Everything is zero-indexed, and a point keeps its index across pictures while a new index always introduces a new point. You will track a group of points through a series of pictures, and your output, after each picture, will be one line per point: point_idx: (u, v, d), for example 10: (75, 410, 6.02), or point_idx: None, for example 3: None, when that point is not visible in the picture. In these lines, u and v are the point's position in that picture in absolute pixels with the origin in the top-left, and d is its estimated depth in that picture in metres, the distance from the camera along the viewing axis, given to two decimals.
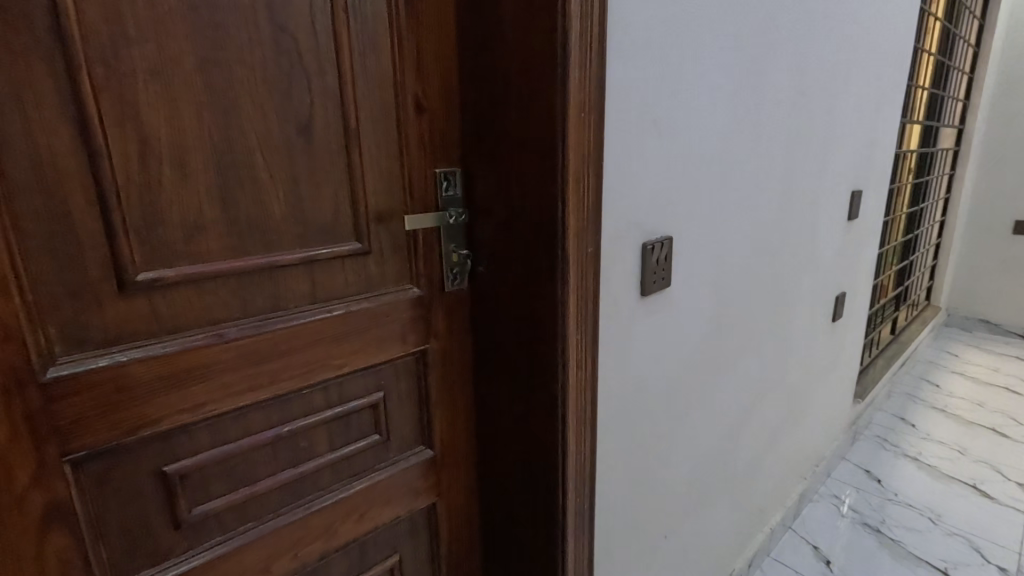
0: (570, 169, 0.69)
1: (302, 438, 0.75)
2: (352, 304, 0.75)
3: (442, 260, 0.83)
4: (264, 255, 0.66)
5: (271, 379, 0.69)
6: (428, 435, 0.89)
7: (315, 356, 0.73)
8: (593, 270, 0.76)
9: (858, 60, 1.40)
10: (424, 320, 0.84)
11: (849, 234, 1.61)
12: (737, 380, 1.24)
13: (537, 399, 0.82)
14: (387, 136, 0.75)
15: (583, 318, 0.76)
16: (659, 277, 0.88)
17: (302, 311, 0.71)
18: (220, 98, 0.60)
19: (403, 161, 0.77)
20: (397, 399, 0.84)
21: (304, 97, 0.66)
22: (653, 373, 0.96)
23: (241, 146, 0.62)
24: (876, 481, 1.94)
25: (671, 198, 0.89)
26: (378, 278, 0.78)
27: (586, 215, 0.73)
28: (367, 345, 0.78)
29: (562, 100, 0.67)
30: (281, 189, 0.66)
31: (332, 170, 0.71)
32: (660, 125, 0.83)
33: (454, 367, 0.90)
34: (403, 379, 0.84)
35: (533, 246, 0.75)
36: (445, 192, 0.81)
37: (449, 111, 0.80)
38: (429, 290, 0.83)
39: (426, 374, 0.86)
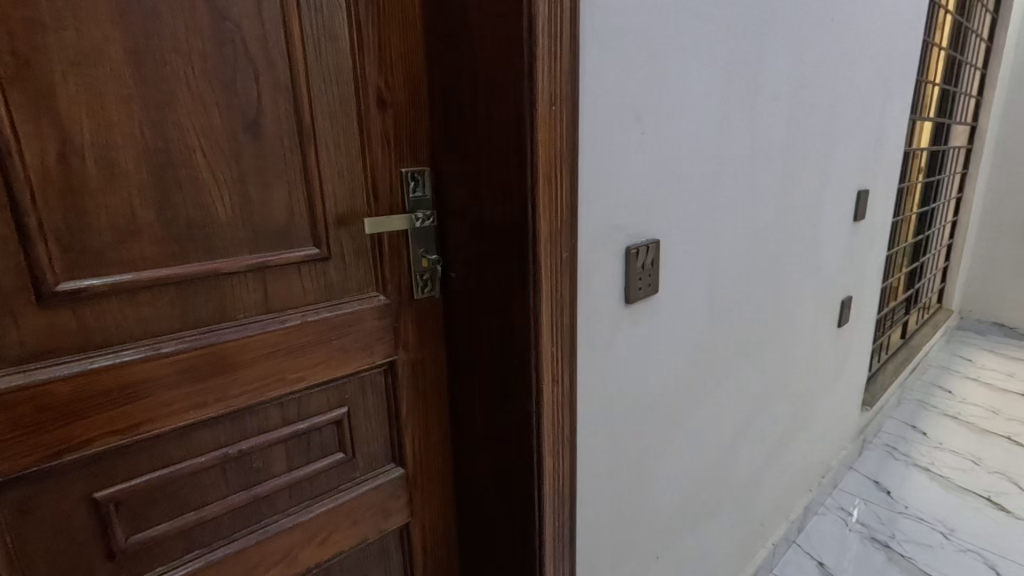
0: (541, 167, 0.64)
1: (256, 458, 0.69)
2: (311, 314, 0.70)
3: (411, 266, 0.78)
4: (209, 261, 0.61)
5: (218, 396, 0.64)
6: (400, 452, 0.84)
7: (269, 371, 0.67)
8: (570, 277, 0.70)
9: (863, 53, 1.34)
10: (392, 331, 0.78)
11: (855, 236, 1.54)
12: (735, 389, 1.17)
13: (512, 415, 0.76)
14: (347, 133, 0.69)
15: (558, 329, 0.70)
16: (645, 284, 0.82)
17: (253, 322, 0.65)
18: (154, 91, 0.55)
19: (365, 160, 0.71)
20: (364, 414, 0.79)
21: (251, 91, 0.61)
22: (641, 385, 0.89)
23: (179, 144, 0.57)
24: (886, 493, 1.86)
25: (658, 199, 0.82)
26: (339, 286, 0.72)
27: (561, 217, 0.67)
28: (329, 357, 0.73)
29: (531, 92, 0.62)
30: (226, 190, 0.61)
31: (285, 169, 0.65)
32: (644, 121, 0.77)
33: (426, 379, 0.84)
34: (370, 393, 0.79)
35: (503, 251, 0.69)
36: (413, 194, 0.76)
37: (416, 106, 0.74)
38: (396, 298, 0.78)
39: (396, 387, 0.81)
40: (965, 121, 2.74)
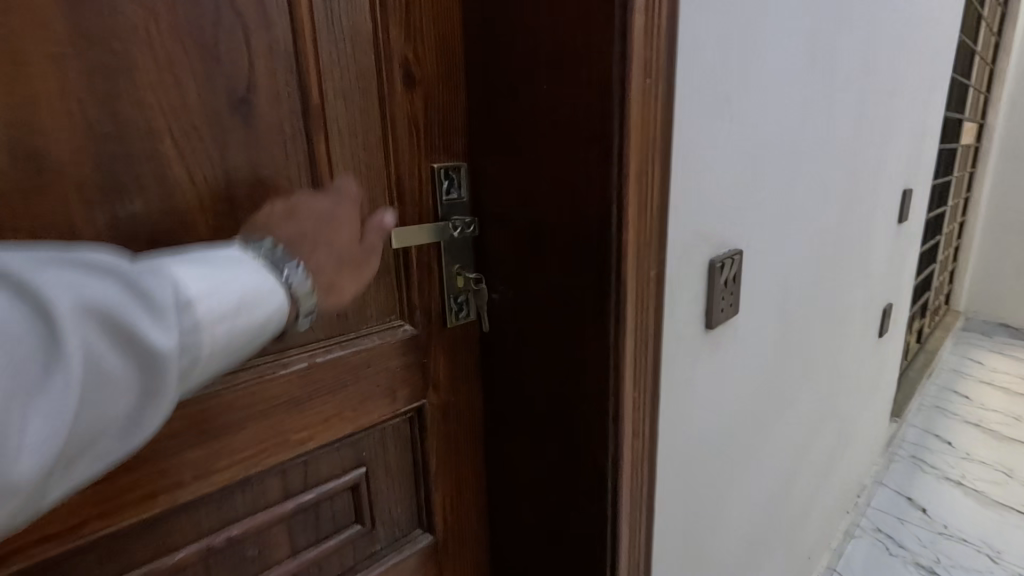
0: (632, 161, 0.48)
1: (251, 544, 0.53)
2: (319, 354, 0.54)
3: (443, 286, 0.62)
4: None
5: (197, 471, 0.48)
6: (427, 515, 0.68)
7: (267, 432, 0.51)
8: (656, 303, 0.55)
9: (918, 37, 1.21)
10: (421, 369, 0.62)
11: (898, 238, 1.42)
12: (795, 415, 1.04)
13: (576, 475, 0.60)
14: (366, 118, 0.53)
15: (642, 367, 0.55)
16: (727, 303, 0.68)
17: (245, 370, 0.49)
18: (102, 53, 0.39)
19: (389, 152, 0.55)
20: (385, 473, 0.63)
21: (239, 58, 0.45)
22: (714, 423, 0.75)
23: (140, 129, 0.41)
24: (921, 510, 1.74)
25: (738, 197, 0.67)
26: (356, 315, 0.56)
27: (649, 226, 0.52)
28: (343, 409, 0.56)
29: (621, 61, 0.46)
30: (208, 193, 0.45)
31: (287, 164, 0.49)
32: (732, 102, 0.62)
33: (457, 424, 0.68)
34: (392, 445, 0.63)
35: (570, 271, 0.54)
36: (447, 196, 0.60)
37: (450, 85, 0.59)
38: (425, 327, 0.62)
39: (424, 437, 0.65)
40: (976, 118, 2.67)
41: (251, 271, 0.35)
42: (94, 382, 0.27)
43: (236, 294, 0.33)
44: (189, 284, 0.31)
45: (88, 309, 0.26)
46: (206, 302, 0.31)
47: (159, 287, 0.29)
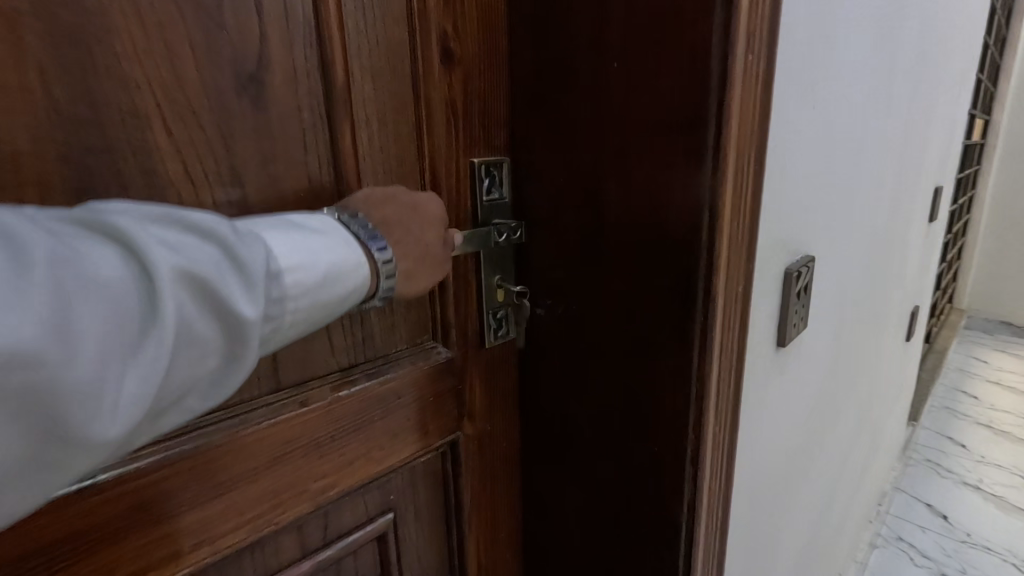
0: (733, 155, 0.39)
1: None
2: (343, 386, 0.45)
3: (482, 301, 0.53)
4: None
5: (198, 536, 0.39)
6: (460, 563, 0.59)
7: (281, 484, 0.42)
8: (741, 324, 0.46)
9: (962, 23, 1.13)
10: (455, 397, 0.54)
11: (928, 237, 1.36)
12: (839, 428, 0.96)
13: (639, 520, 0.52)
14: (398, 104, 0.45)
15: (724, 400, 0.47)
16: (800, 316, 0.60)
17: (254, 410, 0.40)
18: (75, 12, 0.31)
19: (423, 143, 0.47)
20: (415, 519, 0.54)
21: (247, 24, 0.36)
22: (777, 448, 0.67)
23: (124, 112, 0.33)
24: (942, 518, 1.70)
25: (814, 196, 0.59)
26: (384, 336, 0.47)
27: (742, 233, 0.43)
28: (369, 449, 0.48)
29: (724, 30, 0.37)
30: (210, 192, 0.37)
31: (304, 157, 0.41)
32: (818, 85, 0.53)
33: (493, 456, 0.60)
34: (422, 486, 0.54)
35: (643, 287, 0.45)
36: (487, 195, 0.52)
37: (494, 63, 0.50)
38: (461, 348, 0.53)
39: (458, 475, 0.56)
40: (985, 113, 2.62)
41: (339, 241, 0.34)
42: (183, 343, 0.26)
43: (320, 269, 0.32)
44: (280, 253, 0.31)
45: (183, 270, 0.26)
46: (294, 271, 0.31)
47: (252, 252, 0.29)
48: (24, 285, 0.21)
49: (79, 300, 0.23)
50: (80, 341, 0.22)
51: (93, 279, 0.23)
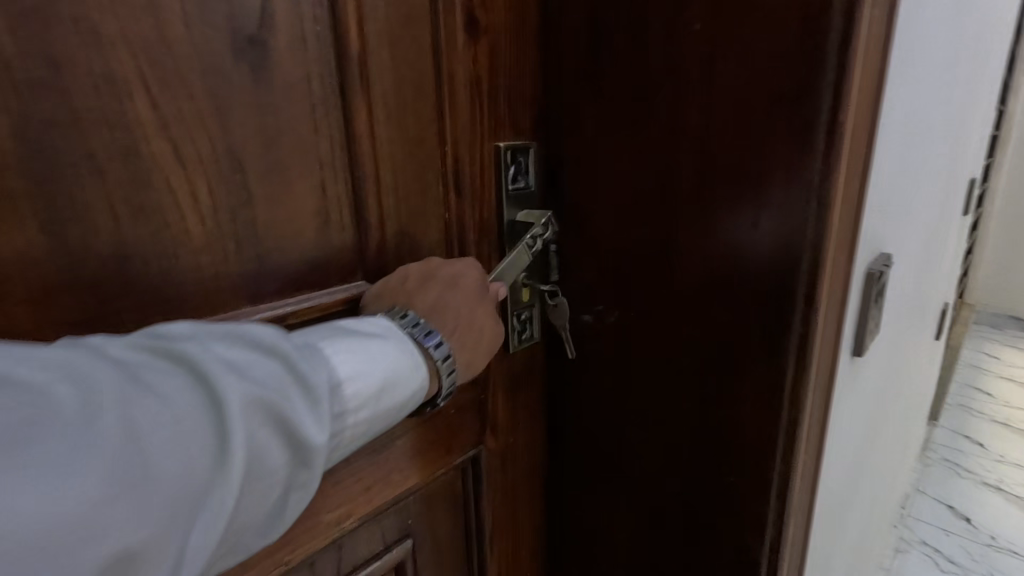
0: (849, 132, 0.33)
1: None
2: None
3: (506, 303, 0.47)
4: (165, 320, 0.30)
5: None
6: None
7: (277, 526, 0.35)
8: (835, 335, 0.40)
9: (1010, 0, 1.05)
10: (477, 407, 0.47)
11: (961, 230, 1.29)
12: (883, 437, 0.90)
13: (707, 557, 0.46)
14: (418, 74, 0.38)
15: (816, 422, 0.40)
16: (876, 321, 0.52)
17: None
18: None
19: (444, 125, 0.40)
20: (435, 548, 0.47)
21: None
22: (842, 469, 0.60)
23: (98, 76, 0.26)
24: (965, 520, 1.65)
25: (895, 185, 0.51)
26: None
27: (847, 227, 0.37)
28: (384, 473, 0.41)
29: None
30: (206, 178, 0.30)
31: (314, 139, 0.34)
32: (912, 54, 0.46)
33: (517, 471, 0.53)
34: (442, 510, 0.47)
35: (726, 289, 0.39)
36: (514, 183, 0.45)
37: (522, 34, 0.43)
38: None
39: (481, 493, 0.49)
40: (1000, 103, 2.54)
41: (397, 345, 0.32)
42: (249, 478, 0.25)
43: (383, 378, 0.30)
44: (344, 367, 0.29)
45: (251, 403, 0.24)
46: (357, 383, 0.29)
47: (315, 371, 0.27)
48: (97, 437, 0.20)
49: (147, 452, 0.21)
50: (147, 496, 0.21)
51: (158, 419, 0.22)
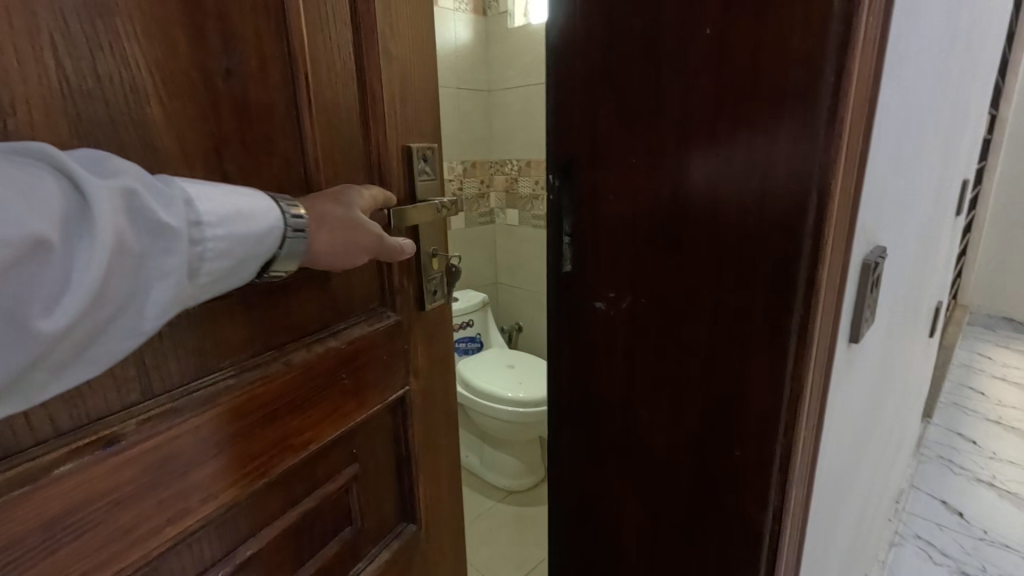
0: (849, 126, 0.36)
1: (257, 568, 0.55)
2: (315, 343, 0.57)
3: (422, 269, 0.71)
4: (282, 305, 0.53)
5: (199, 506, 0.48)
6: (414, 504, 0.77)
7: (269, 439, 0.53)
8: (834, 319, 0.43)
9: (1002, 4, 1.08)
10: (404, 355, 0.70)
11: (954, 230, 1.31)
12: (879, 429, 0.93)
13: (714, 529, 0.49)
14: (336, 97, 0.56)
15: (816, 400, 0.43)
16: (871, 311, 0.54)
17: (197, 386, 0.47)
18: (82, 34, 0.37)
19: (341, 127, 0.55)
20: (376, 471, 0.70)
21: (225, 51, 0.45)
22: (840, 454, 0.62)
23: (136, 121, 0.40)
24: (958, 515, 1.68)
25: (891, 182, 0.54)
26: (345, 304, 0.61)
27: (846, 218, 0.39)
28: (339, 404, 0.61)
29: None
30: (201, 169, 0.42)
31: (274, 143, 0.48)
32: (907, 56, 0.48)
33: (434, 412, 0.78)
34: (383, 442, 0.70)
35: (735, 275, 0.42)
36: (421, 175, 0.69)
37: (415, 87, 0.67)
38: (406, 311, 0.70)
39: (409, 426, 0.72)
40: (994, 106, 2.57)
41: (251, 195, 0.42)
42: (119, 249, 0.33)
43: (231, 211, 0.40)
44: (195, 197, 0.38)
45: (104, 189, 0.32)
46: (208, 208, 0.38)
47: (170, 187, 0.36)
48: None
49: (27, 200, 0.29)
50: (35, 229, 0.29)
51: (32, 184, 0.30)
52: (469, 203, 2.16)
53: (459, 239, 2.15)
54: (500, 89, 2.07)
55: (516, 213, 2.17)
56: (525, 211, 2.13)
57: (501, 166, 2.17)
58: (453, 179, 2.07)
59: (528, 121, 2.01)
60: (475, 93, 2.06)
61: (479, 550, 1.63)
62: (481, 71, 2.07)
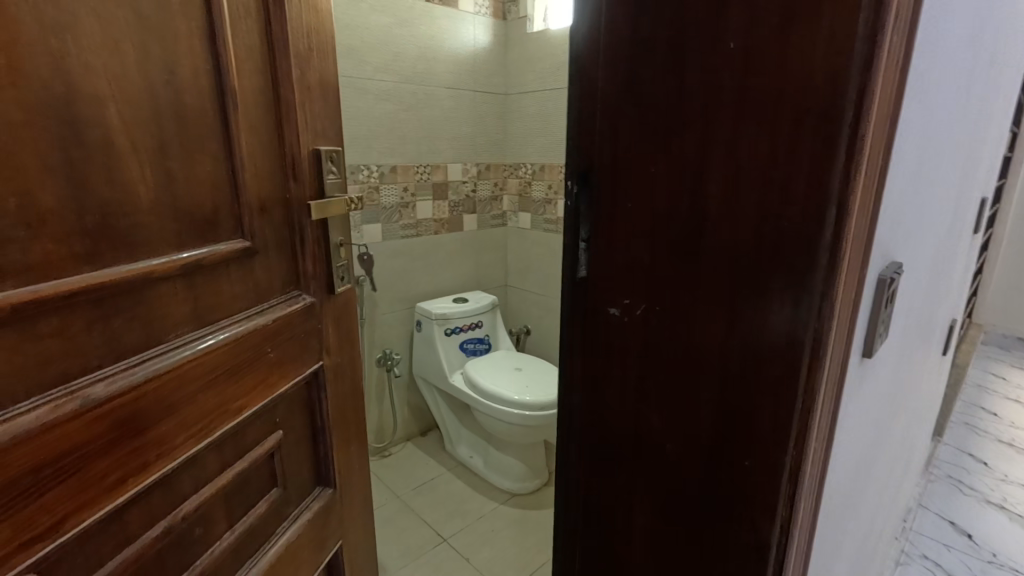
0: (868, 141, 0.36)
1: (197, 522, 0.62)
2: (244, 322, 0.65)
3: (331, 260, 0.83)
4: (210, 285, 0.60)
5: (159, 462, 0.55)
6: (328, 470, 0.87)
7: (209, 405, 0.60)
8: (849, 331, 0.43)
9: None
10: (317, 333, 0.80)
11: (971, 247, 1.30)
12: (888, 446, 0.92)
13: (719, 531, 0.49)
14: (266, 116, 0.67)
15: (829, 408, 0.44)
16: (884, 327, 0.55)
17: (152, 356, 0.54)
18: (64, 42, 0.44)
19: (259, 137, 0.66)
20: (293, 440, 0.78)
21: (164, 55, 0.53)
22: (850, 467, 0.62)
23: (98, 122, 0.47)
24: (967, 537, 1.66)
25: (908, 201, 0.54)
26: (267, 287, 0.70)
27: (864, 231, 0.40)
28: (265, 377, 0.69)
29: (875, 12, 0.34)
30: (143, 167, 0.51)
31: (206, 148, 0.58)
32: (931, 72, 0.48)
33: (342, 387, 0.89)
34: (299, 412, 0.78)
35: (753, 286, 0.42)
36: (329, 176, 0.80)
37: (326, 100, 0.79)
38: (317, 295, 0.80)
39: (323, 400, 0.83)
40: None
41: None
42: None
43: None
44: None
45: None
46: None
47: None
48: None
49: None
50: None
51: None
52: (483, 205, 2.18)
53: (471, 241, 2.17)
54: (515, 93, 2.08)
55: (528, 216, 2.18)
56: (538, 214, 2.14)
57: (514, 169, 2.18)
58: (467, 181, 2.10)
59: (543, 126, 2.02)
60: (491, 96, 2.08)
61: (481, 550, 1.64)
62: (499, 74, 2.08)
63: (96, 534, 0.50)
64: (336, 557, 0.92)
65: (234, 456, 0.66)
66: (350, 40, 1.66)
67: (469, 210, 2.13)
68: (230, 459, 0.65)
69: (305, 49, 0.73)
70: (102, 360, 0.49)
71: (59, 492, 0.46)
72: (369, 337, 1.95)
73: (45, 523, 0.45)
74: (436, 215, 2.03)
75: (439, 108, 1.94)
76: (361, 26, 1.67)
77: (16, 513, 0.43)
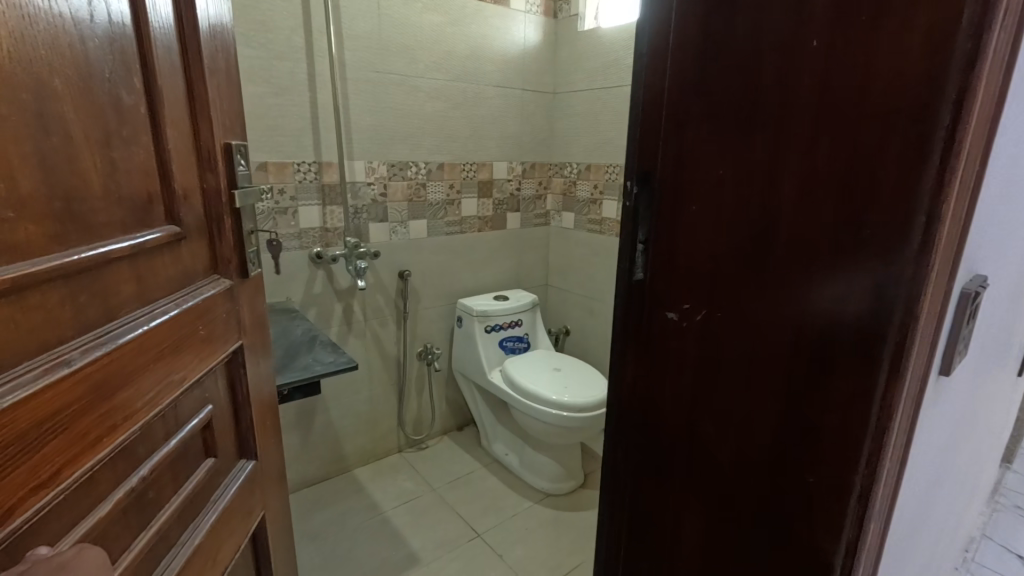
0: (967, 147, 0.34)
1: (149, 488, 0.58)
2: (183, 301, 0.62)
3: (245, 247, 0.77)
4: (149, 264, 0.57)
5: (124, 428, 0.52)
6: (250, 439, 0.81)
7: (157, 376, 0.57)
8: (930, 351, 0.41)
9: None
10: (236, 316, 0.75)
11: None
12: (953, 472, 0.86)
13: (777, 544, 0.47)
14: (183, 103, 0.63)
15: (906, 425, 0.41)
16: (964, 347, 0.51)
17: (112, 328, 0.51)
18: (39, 26, 0.42)
19: (187, 126, 0.63)
20: (221, 414, 0.73)
21: (104, 41, 0.50)
22: (914, 492, 0.58)
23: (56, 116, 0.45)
24: None
25: (993, 214, 0.49)
26: (191, 267, 0.65)
27: (953, 245, 0.37)
28: (201, 353, 0.66)
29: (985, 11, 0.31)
30: (93, 154, 0.49)
31: (140, 135, 0.55)
32: None
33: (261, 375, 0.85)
34: (224, 385, 0.74)
35: (821, 292, 0.41)
36: (240, 168, 0.74)
37: (231, 89, 0.74)
38: (233, 279, 0.75)
39: (242, 376, 0.77)
40: None
41: None
42: None
43: None
44: None
45: None
46: None
47: None
48: None
49: None
50: None
51: None
52: (527, 204, 2.18)
53: (516, 239, 2.18)
54: (564, 91, 2.07)
55: (572, 216, 2.17)
56: (581, 214, 2.12)
57: (561, 169, 2.17)
58: (512, 179, 2.10)
59: (592, 125, 1.99)
60: (541, 94, 2.08)
61: (513, 548, 1.64)
62: (549, 74, 2.08)
63: (74, 497, 0.48)
64: (259, 529, 0.87)
65: (177, 426, 0.62)
66: (401, 40, 1.69)
67: (513, 209, 2.14)
68: (174, 429, 0.62)
69: (215, 39, 0.69)
70: (73, 330, 0.47)
71: (48, 451, 0.44)
72: (413, 331, 1.99)
73: (39, 479, 0.43)
74: (482, 214, 2.05)
75: (487, 107, 1.95)
76: (413, 25, 1.70)
77: (22, 463, 0.41)
